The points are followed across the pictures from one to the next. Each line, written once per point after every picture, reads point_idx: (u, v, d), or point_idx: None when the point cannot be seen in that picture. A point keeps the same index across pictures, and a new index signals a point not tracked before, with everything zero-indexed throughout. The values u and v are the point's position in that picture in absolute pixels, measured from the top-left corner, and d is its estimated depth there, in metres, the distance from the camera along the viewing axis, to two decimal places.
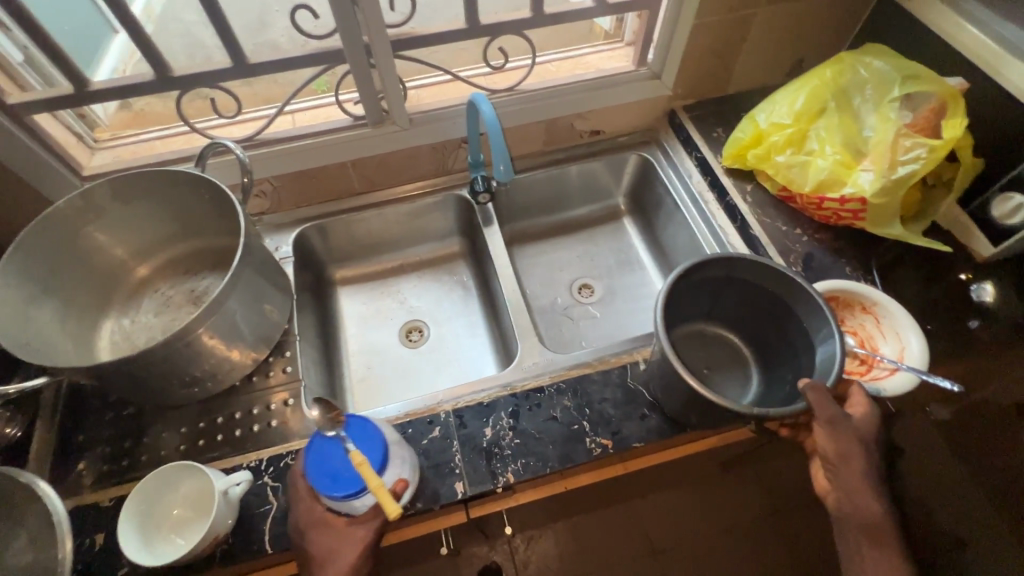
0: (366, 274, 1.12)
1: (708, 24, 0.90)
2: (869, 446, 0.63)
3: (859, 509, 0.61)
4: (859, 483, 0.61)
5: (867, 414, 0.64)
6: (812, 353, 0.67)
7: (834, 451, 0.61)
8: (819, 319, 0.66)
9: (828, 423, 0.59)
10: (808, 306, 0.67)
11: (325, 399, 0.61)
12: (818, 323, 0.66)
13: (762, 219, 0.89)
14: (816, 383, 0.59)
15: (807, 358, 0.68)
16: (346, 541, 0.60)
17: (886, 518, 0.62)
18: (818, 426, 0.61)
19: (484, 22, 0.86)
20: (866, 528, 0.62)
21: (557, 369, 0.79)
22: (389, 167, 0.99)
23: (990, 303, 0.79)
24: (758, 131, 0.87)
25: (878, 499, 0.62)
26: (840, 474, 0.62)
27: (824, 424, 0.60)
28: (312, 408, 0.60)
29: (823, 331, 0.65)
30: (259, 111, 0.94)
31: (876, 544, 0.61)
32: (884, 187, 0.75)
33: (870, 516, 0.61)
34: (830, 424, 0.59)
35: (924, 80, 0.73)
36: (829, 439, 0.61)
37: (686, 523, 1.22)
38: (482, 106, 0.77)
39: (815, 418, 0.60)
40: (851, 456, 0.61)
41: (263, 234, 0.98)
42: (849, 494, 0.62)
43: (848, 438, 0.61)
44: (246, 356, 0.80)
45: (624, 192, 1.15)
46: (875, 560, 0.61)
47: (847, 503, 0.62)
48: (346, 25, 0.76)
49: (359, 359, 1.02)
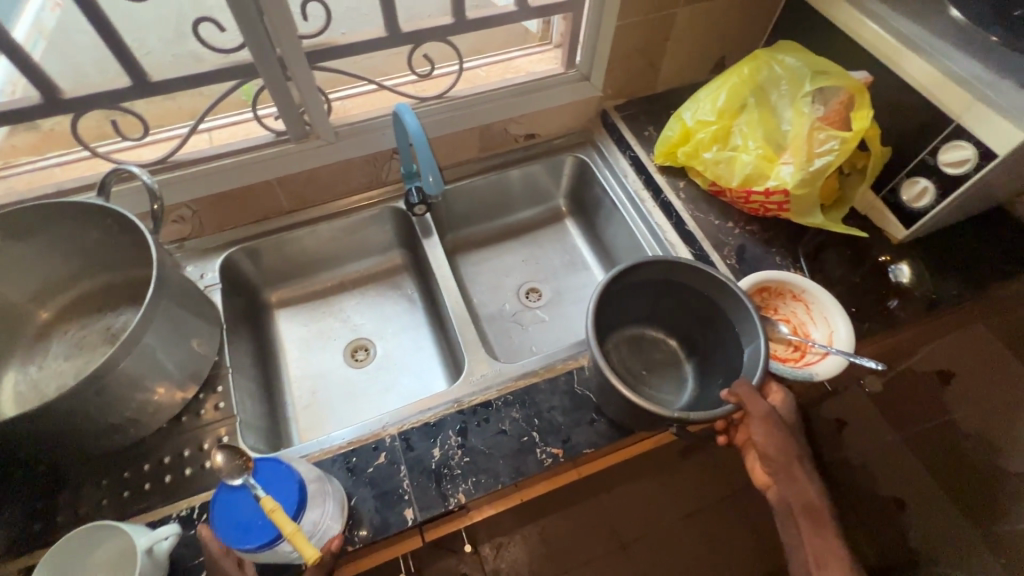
0: (305, 294, 1.07)
1: (630, 25, 0.91)
2: (796, 435, 0.70)
3: (799, 494, 0.67)
4: (795, 470, 0.67)
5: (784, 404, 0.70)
6: (740, 353, 0.71)
7: (771, 443, 0.66)
8: (746, 320, 0.69)
9: (764, 416, 0.63)
10: (737, 307, 0.70)
11: (232, 445, 0.57)
12: (745, 325, 0.70)
13: (696, 215, 0.91)
14: (743, 380, 0.64)
15: (737, 358, 0.72)
16: None
17: (823, 500, 0.67)
18: (753, 421, 0.65)
19: (405, 30, 0.84)
20: (807, 513, 0.67)
21: (505, 380, 0.77)
22: (318, 183, 0.95)
23: (906, 282, 0.84)
24: (686, 129, 0.89)
25: (813, 483, 0.68)
26: (779, 464, 0.67)
27: (757, 420, 0.64)
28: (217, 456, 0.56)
29: (749, 331, 0.69)
30: (173, 129, 0.87)
31: (817, 527, 0.66)
32: (804, 178, 0.78)
33: (809, 499, 0.67)
34: (765, 418, 0.64)
35: (833, 75, 0.76)
36: (766, 431, 0.65)
37: (648, 513, 1.33)
38: (406, 117, 0.75)
39: (750, 413, 0.64)
40: (786, 446, 0.67)
41: (185, 262, 0.91)
42: (788, 482, 0.68)
43: (780, 429, 0.66)
44: (172, 395, 0.75)
45: (565, 193, 1.15)
46: (819, 541, 0.66)
47: (789, 490, 0.68)
48: (255, 37, 0.72)
49: (302, 385, 0.97)
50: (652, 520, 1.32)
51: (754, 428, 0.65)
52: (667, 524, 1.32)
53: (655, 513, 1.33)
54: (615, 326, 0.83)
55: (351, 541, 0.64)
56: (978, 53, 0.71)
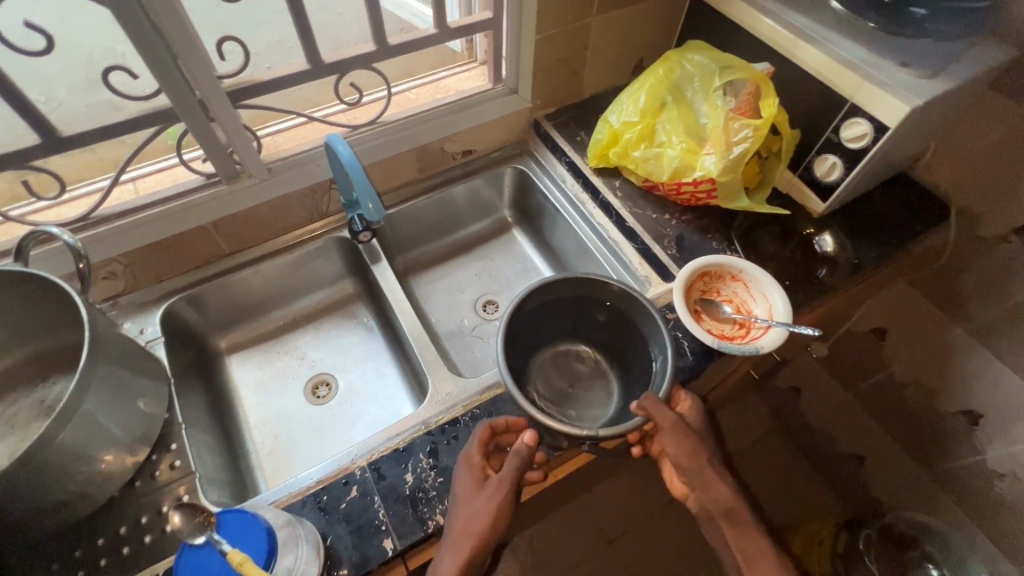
0: (255, 337, 1.04)
1: (549, 37, 0.95)
2: (706, 442, 0.73)
3: (716, 497, 0.69)
4: (709, 476, 0.70)
5: (690, 410, 0.75)
6: (653, 357, 0.77)
7: (683, 450, 0.69)
8: (645, 316, 0.77)
9: (671, 427, 0.68)
10: (645, 314, 0.77)
11: (189, 502, 0.55)
12: (653, 329, 0.76)
13: (634, 211, 0.95)
14: (649, 394, 0.69)
15: (650, 363, 0.78)
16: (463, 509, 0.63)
17: (740, 500, 0.70)
18: (664, 433, 0.69)
19: (328, 60, 0.84)
20: (727, 515, 0.69)
21: (470, 396, 0.78)
22: (257, 221, 0.93)
23: (831, 251, 0.90)
24: (613, 131, 0.93)
25: (729, 485, 0.70)
26: (693, 471, 0.70)
27: (669, 430, 0.68)
28: (174, 514, 0.54)
29: (658, 336, 0.75)
30: (93, 182, 0.84)
31: (738, 526, 0.69)
32: (726, 166, 0.83)
33: (726, 501, 0.69)
34: (673, 428, 0.68)
35: (737, 69, 0.82)
36: (676, 442, 0.69)
37: (631, 504, 1.35)
38: (339, 148, 0.75)
39: (659, 425, 0.68)
40: (698, 453, 0.70)
41: (121, 319, 0.87)
42: (704, 488, 0.70)
43: (690, 438, 0.70)
44: (122, 461, 0.71)
45: (509, 204, 1.17)
46: (741, 541, 0.68)
47: (707, 495, 0.70)
48: (171, 81, 0.70)
49: (264, 430, 0.94)
50: (634, 512, 1.34)
51: (666, 440, 0.69)
52: (648, 515, 1.34)
53: (638, 503, 1.35)
54: (540, 345, 0.88)
55: None
56: (860, 39, 0.78)
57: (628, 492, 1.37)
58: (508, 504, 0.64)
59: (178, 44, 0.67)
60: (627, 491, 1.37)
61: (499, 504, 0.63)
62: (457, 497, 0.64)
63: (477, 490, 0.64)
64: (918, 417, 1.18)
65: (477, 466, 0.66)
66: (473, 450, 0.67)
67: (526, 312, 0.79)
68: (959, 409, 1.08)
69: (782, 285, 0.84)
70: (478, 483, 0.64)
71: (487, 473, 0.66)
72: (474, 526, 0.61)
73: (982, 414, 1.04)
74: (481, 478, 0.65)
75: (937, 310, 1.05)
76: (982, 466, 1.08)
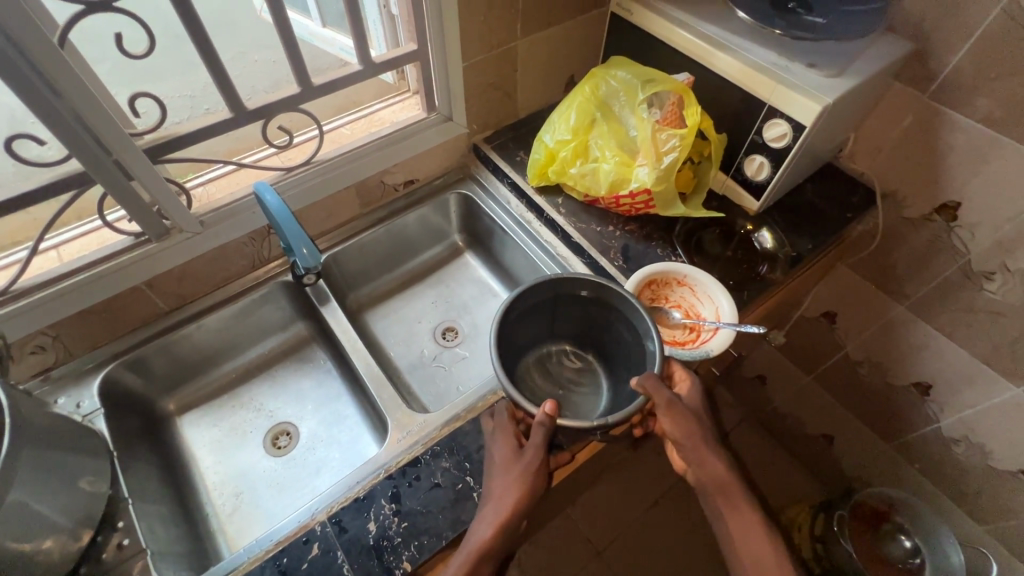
0: (206, 394, 1.00)
1: (476, 63, 0.96)
2: (705, 420, 0.70)
3: (710, 474, 0.67)
4: (705, 454, 0.68)
5: (690, 388, 0.71)
6: (639, 350, 0.71)
7: (679, 432, 0.67)
8: (635, 317, 0.70)
9: (669, 409, 0.65)
10: (627, 307, 0.71)
11: None
12: (637, 320, 0.70)
13: (579, 226, 0.96)
14: (648, 373, 0.65)
15: (637, 358, 0.72)
16: (505, 470, 0.66)
17: (731, 474, 0.68)
18: (661, 413, 0.66)
19: (251, 106, 0.82)
20: (721, 490, 0.68)
21: (430, 433, 0.76)
22: (194, 275, 0.90)
23: (770, 247, 0.93)
24: (549, 150, 0.94)
25: (723, 461, 0.68)
26: (687, 449, 0.68)
27: (663, 409, 0.65)
28: None
29: (643, 328, 0.69)
30: (9, 255, 0.79)
31: (731, 500, 0.68)
32: (659, 176, 0.84)
33: (720, 477, 0.68)
34: (670, 409, 0.65)
35: (658, 82, 0.84)
36: (673, 423, 0.66)
37: (615, 513, 1.35)
38: (266, 195, 0.75)
39: (657, 405, 0.65)
40: (694, 432, 0.67)
41: (53, 396, 0.82)
42: (699, 465, 0.68)
43: (688, 417, 0.67)
44: (63, 548, 0.66)
45: (458, 228, 1.17)
46: (734, 515, 0.68)
47: (701, 472, 0.68)
48: (80, 145, 0.68)
49: (223, 491, 0.90)
50: (618, 521, 1.34)
51: (662, 420, 0.66)
52: (633, 522, 1.34)
53: (620, 510, 1.35)
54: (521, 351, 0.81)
55: None
56: (770, 44, 0.81)
57: (610, 501, 1.37)
58: (543, 470, 0.67)
59: (82, 107, 0.64)
60: (610, 500, 1.37)
61: (536, 469, 0.66)
62: (495, 465, 0.68)
63: (513, 459, 0.67)
64: (874, 394, 1.21)
65: (511, 437, 0.70)
66: (506, 423, 0.71)
67: (505, 324, 0.71)
68: (908, 381, 1.13)
69: (727, 286, 0.86)
70: (515, 452, 0.68)
71: (522, 442, 0.70)
72: (514, 484, 0.64)
73: (929, 383, 1.09)
74: (514, 448, 0.68)
75: (877, 289, 1.09)
76: (938, 433, 1.13)
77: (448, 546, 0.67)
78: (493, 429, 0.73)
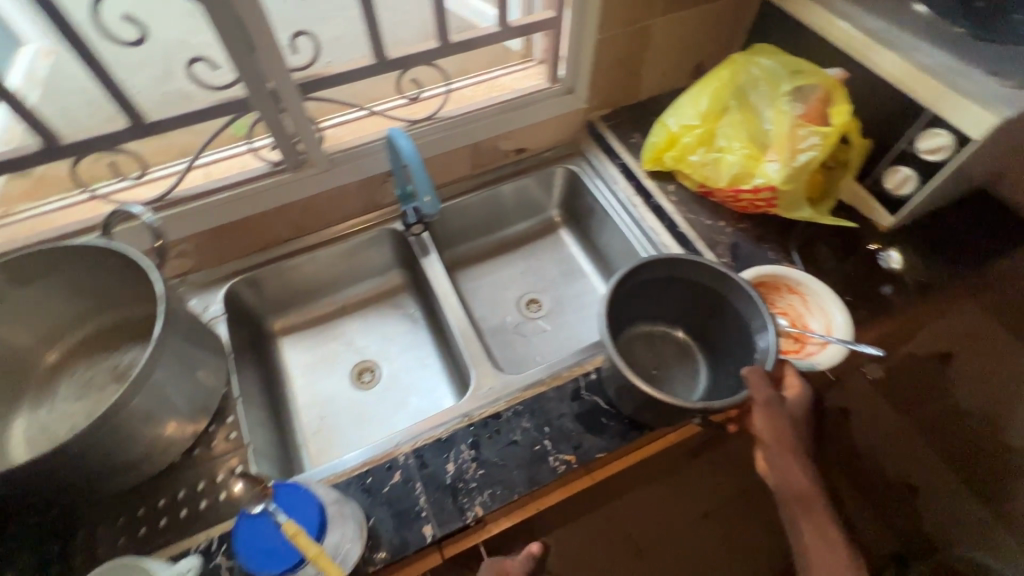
0: (307, 321, 1.07)
1: (611, 37, 0.94)
2: (804, 431, 0.63)
3: (790, 483, 0.60)
4: (792, 464, 0.60)
5: (798, 395, 0.64)
6: (751, 344, 0.70)
7: (766, 432, 0.61)
8: (753, 309, 0.69)
9: (767, 408, 0.60)
10: (743, 300, 0.69)
11: None
12: (754, 315, 0.69)
13: (688, 217, 0.94)
14: (756, 366, 0.62)
15: (748, 351, 0.71)
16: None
17: (817, 489, 0.60)
18: (756, 411, 0.61)
19: (394, 56, 0.87)
20: (800, 503, 0.60)
21: (512, 392, 0.78)
22: (316, 209, 0.97)
23: (897, 268, 0.86)
24: (671, 134, 0.92)
25: (810, 474, 0.61)
26: (771, 452, 0.61)
27: (760, 406, 0.60)
28: None
29: (760, 321, 0.68)
30: (169, 167, 0.89)
31: (812, 516, 0.60)
32: (789, 174, 0.80)
33: (801, 489, 0.60)
34: (768, 409, 0.60)
35: (808, 74, 0.80)
36: (767, 424, 0.61)
37: (665, 514, 1.23)
38: (400, 140, 0.77)
39: (754, 401, 0.61)
40: (786, 438, 0.61)
41: (189, 296, 0.92)
42: (779, 470, 0.61)
43: (787, 422, 0.61)
44: (180, 431, 0.72)
45: (557, 204, 1.17)
46: (814, 534, 0.60)
47: (780, 479, 0.61)
48: (249, 73, 0.74)
49: (311, 411, 0.97)
50: (666, 523, 1.22)
51: (754, 418, 0.61)
52: (679, 528, 1.22)
53: (671, 513, 1.23)
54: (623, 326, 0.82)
55: (372, 562, 0.64)
56: (948, 45, 0.74)
57: (663, 501, 1.24)
58: None
59: (256, 34, 0.70)
60: (663, 500, 1.24)
61: None
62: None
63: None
64: None
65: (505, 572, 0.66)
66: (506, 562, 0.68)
67: (618, 295, 0.71)
68: None
69: (843, 301, 0.81)
70: None
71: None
72: None
73: None
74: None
75: None
76: None
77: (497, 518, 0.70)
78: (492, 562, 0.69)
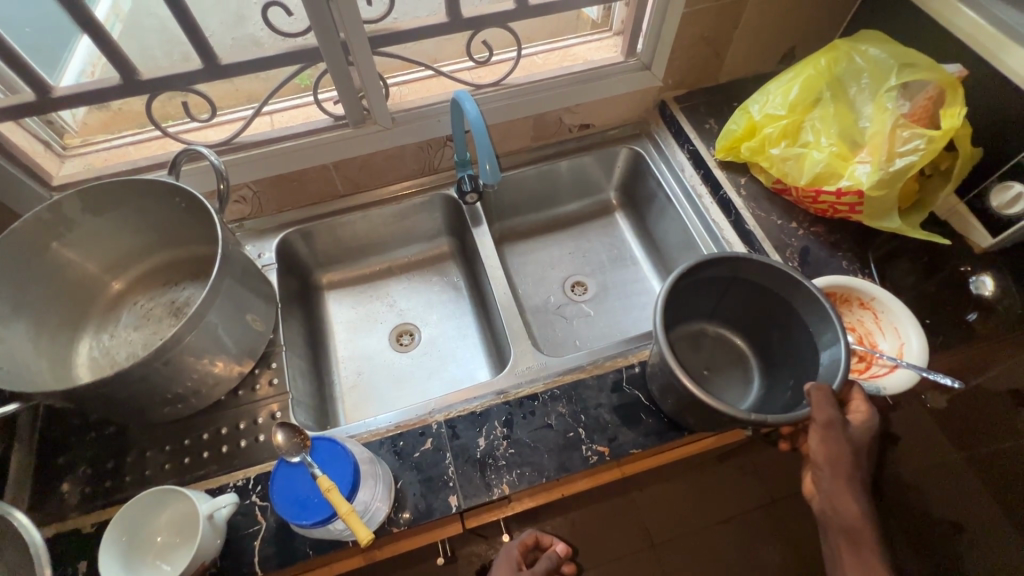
0: (353, 278, 1.08)
1: (700, 11, 0.87)
2: (864, 460, 0.59)
3: (836, 510, 0.58)
4: (843, 492, 0.58)
5: (863, 420, 0.60)
6: (817, 357, 0.65)
7: (821, 455, 0.58)
8: (822, 318, 0.64)
9: (825, 430, 0.57)
10: (814, 308, 0.65)
11: None
12: (823, 325, 0.64)
13: (757, 213, 0.88)
14: (822, 385, 0.58)
15: (812, 364, 0.66)
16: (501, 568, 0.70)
17: (868, 521, 0.57)
18: (813, 431, 0.59)
19: (467, 16, 0.84)
20: (846, 533, 0.58)
21: (551, 374, 0.77)
22: (373, 167, 0.96)
23: (989, 295, 0.77)
24: (752, 123, 0.87)
25: (862, 503, 0.58)
26: (823, 476, 0.59)
27: (819, 428, 0.57)
28: None
29: (829, 333, 0.63)
30: (236, 111, 0.90)
31: (857, 549, 0.57)
32: (882, 179, 0.74)
33: (850, 519, 0.57)
34: (827, 433, 0.57)
35: (921, 69, 0.73)
36: (824, 447, 0.58)
37: (691, 510, 1.07)
38: (466, 103, 0.74)
39: (813, 420, 0.58)
40: (842, 465, 0.58)
41: (244, 241, 0.94)
42: (828, 496, 0.59)
43: (847, 448, 0.58)
44: (229, 370, 0.74)
45: (616, 185, 1.12)
46: (857, 568, 0.57)
47: (828, 504, 0.59)
48: (321, 22, 0.73)
49: (349, 366, 0.98)
50: (689, 520, 1.06)
51: (810, 438, 0.59)
52: (702, 528, 1.06)
53: (686, 512, 1.07)
54: (676, 323, 0.79)
55: (396, 523, 0.65)
56: None
57: (689, 495, 1.08)
58: None
59: None
60: (689, 493, 1.08)
61: None
62: (500, 566, 0.71)
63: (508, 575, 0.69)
64: None
65: (517, 559, 0.71)
66: (514, 546, 0.73)
67: (677, 289, 0.68)
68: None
69: (919, 322, 0.74)
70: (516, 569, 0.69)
71: (521, 567, 0.71)
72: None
73: None
74: (513, 569, 0.69)
75: None
76: None
77: (525, 496, 0.73)
78: (511, 543, 0.74)
